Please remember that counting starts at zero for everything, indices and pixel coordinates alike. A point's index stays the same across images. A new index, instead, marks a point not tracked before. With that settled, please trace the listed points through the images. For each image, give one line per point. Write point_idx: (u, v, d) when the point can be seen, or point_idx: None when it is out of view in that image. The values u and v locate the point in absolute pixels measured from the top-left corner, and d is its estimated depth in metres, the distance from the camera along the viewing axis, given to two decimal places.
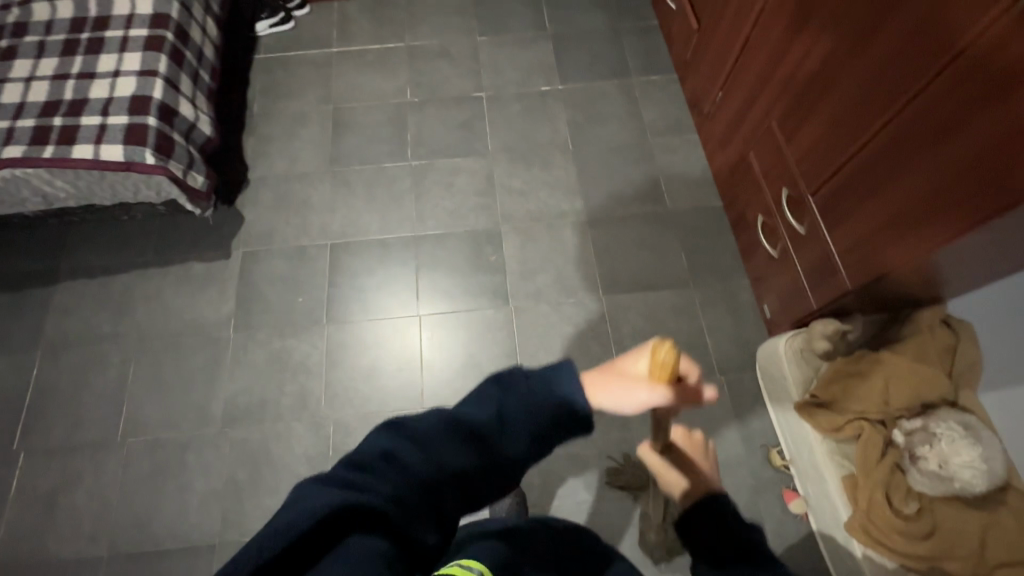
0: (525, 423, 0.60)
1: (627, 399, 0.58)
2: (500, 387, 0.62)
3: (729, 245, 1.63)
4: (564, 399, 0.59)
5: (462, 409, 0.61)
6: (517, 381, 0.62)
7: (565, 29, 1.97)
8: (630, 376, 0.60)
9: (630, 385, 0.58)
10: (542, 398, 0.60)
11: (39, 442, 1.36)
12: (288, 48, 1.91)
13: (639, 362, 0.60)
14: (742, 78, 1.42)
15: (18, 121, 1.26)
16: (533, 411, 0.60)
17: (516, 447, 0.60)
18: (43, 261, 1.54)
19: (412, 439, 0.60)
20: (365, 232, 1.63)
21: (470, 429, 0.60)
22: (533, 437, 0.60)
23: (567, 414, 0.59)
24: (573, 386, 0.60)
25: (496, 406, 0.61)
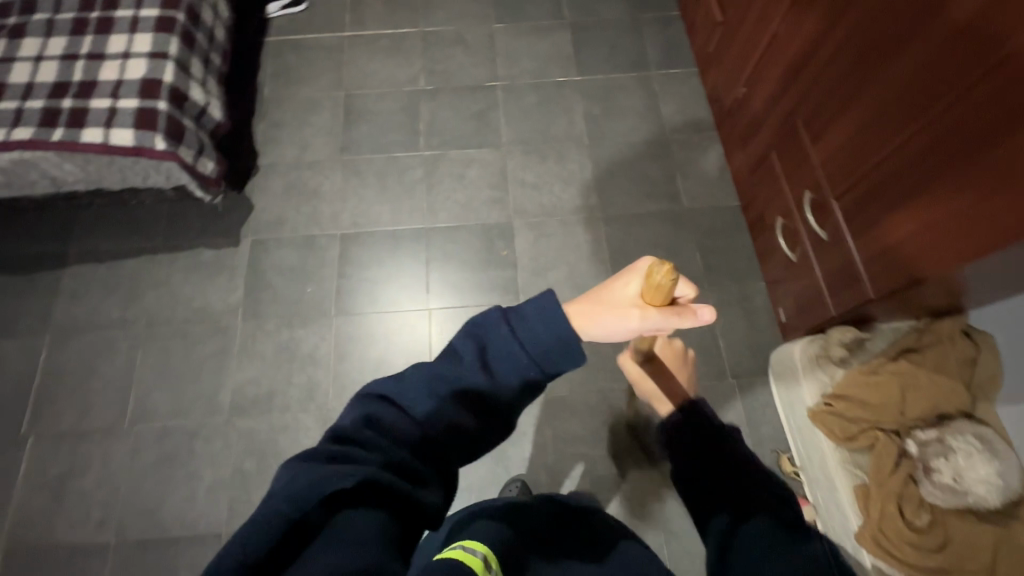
0: (513, 365, 0.59)
1: (611, 323, 0.65)
2: (478, 335, 0.60)
3: (746, 246, 1.60)
4: (550, 336, 0.58)
5: (445, 367, 0.59)
6: (497, 326, 0.60)
7: (583, 18, 1.92)
8: (618, 301, 0.65)
9: (617, 310, 0.65)
10: (525, 340, 0.58)
11: (48, 426, 1.36)
12: (300, 31, 1.87)
13: (629, 287, 0.65)
14: (767, 75, 1.38)
15: (26, 102, 1.23)
16: (519, 353, 0.58)
17: (506, 390, 0.59)
18: (51, 244, 1.52)
19: (394, 403, 0.58)
20: (376, 223, 1.60)
21: (456, 387, 0.58)
22: (525, 379, 0.59)
23: (558, 350, 0.58)
24: (553, 317, 0.58)
25: (479, 355, 0.59)
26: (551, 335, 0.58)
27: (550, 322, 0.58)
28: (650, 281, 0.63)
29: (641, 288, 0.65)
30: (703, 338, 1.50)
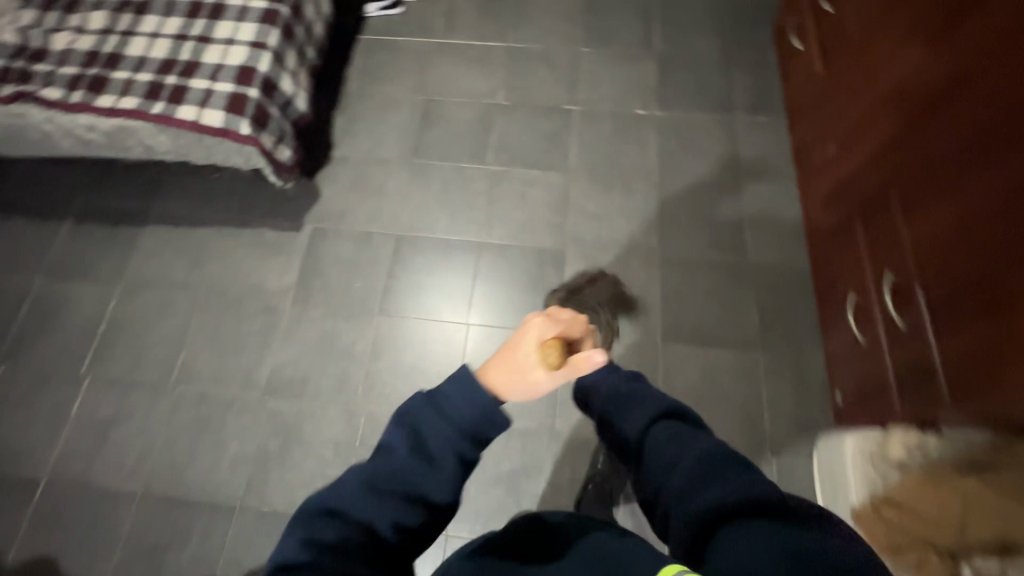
0: (447, 446, 0.61)
1: (524, 389, 0.63)
2: (408, 423, 0.62)
3: (809, 315, 1.49)
4: (471, 407, 0.61)
5: (381, 465, 0.60)
6: (424, 413, 0.62)
7: (674, 52, 1.86)
8: (524, 365, 0.62)
9: (527, 376, 0.62)
10: (451, 417, 0.61)
11: (104, 372, 1.46)
12: (393, 32, 1.92)
13: (531, 347, 0.62)
14: (863, 141, 1.28)
15: (137, 74, 1.33)
16: (451, 432, 0.61)
17: (447, 471, 0.61)
18: (137, 203, 1.64)
19: (334, 516, 0.56)
20: (432, 229, 1.62)
21: (395, 478, 0.59)
22: (461, 454, 0.62)
23: (482, 420, 0.62)
24: (473, 391, 0.61)
25: (413, 443, 0.61)
26: (475, 407, 0.61)
27: (473, 396, 0.61)
28: (548, 345, 0.62)
29: (542, 346, 0.62)
30: (746, 405, 1.41)
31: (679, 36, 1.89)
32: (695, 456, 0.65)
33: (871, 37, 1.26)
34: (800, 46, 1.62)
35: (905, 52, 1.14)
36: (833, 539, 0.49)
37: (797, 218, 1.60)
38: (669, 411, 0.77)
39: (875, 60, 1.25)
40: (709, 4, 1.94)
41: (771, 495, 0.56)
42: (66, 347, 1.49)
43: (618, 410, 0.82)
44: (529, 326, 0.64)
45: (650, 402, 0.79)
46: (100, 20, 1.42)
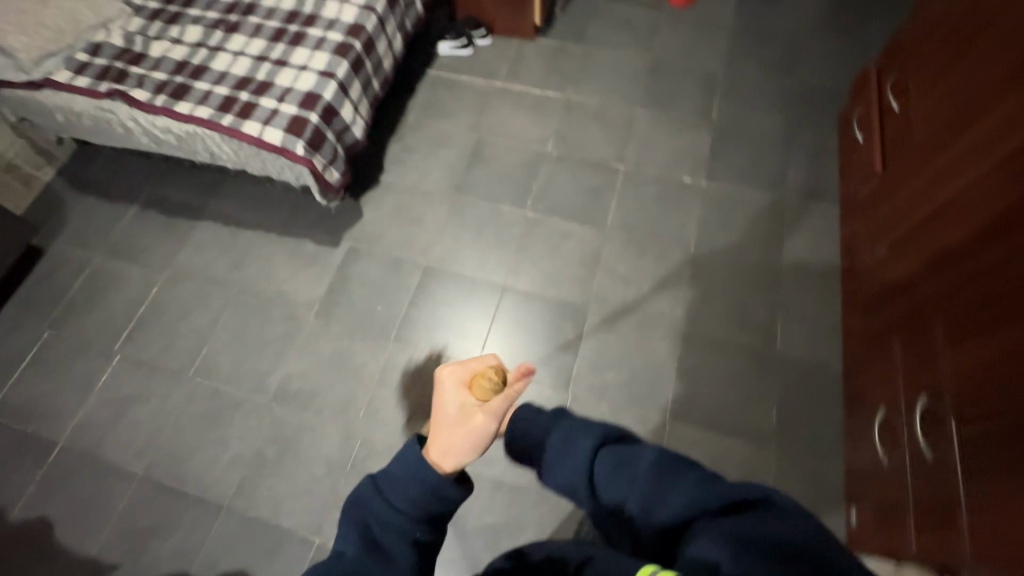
0: (398, 533, 0.65)
1: (472, 438, 0.69)
2: (359, 521, 0.66)
3: (835, 421, 1.40)
4: (416, 488, 0.66)
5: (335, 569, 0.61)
6: (372, 505, 0.67)
7: (731, 125, 1.85)
8: (460, 413, 0.70)
9: (470, 423, 0.69)
10: (399, 505, 0.66)
11: (135, 352, 1.55)
12: (459, 71, 2.01)
13: (459, 399, 0.71)
14: (914, 251, 1.22)
15: (216, 87, 1.45)
16: (398, 518, 0.65)
17: (403, 559, 0.63)
18: (197, 199, 1.77)
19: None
20: (461, 266, 1.65)
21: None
22: (415, 538, 0.65)
23: (430, 499, 0.66)
24: (417, 471, 0.66)
25: (364, 540, 0.64)
26: (421, 487, 0.66)
27: (416, 478, 0.66)
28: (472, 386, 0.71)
29: (467, 393, 0.72)
30: None
31: (739, 110, 1.88)
32: (643, 472, 0.65)
33: (936, 146, 1.21)
34: (862, 138, 1.57)
35: (971, 168, 1.08)
36: (775, 515, 0.52)
37: (836, 315, 1.52)
38: (609, 437, 0.73)
39: (936, 171, 1.20)
40: (775, 83, 1.92)
41: (717, 487, 0.58)
42: (107, 322, 1.60)
43: (561, 454, 0.74)
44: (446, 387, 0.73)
45: (586, 433, 0.74)
46: (195, 34, 1.56)
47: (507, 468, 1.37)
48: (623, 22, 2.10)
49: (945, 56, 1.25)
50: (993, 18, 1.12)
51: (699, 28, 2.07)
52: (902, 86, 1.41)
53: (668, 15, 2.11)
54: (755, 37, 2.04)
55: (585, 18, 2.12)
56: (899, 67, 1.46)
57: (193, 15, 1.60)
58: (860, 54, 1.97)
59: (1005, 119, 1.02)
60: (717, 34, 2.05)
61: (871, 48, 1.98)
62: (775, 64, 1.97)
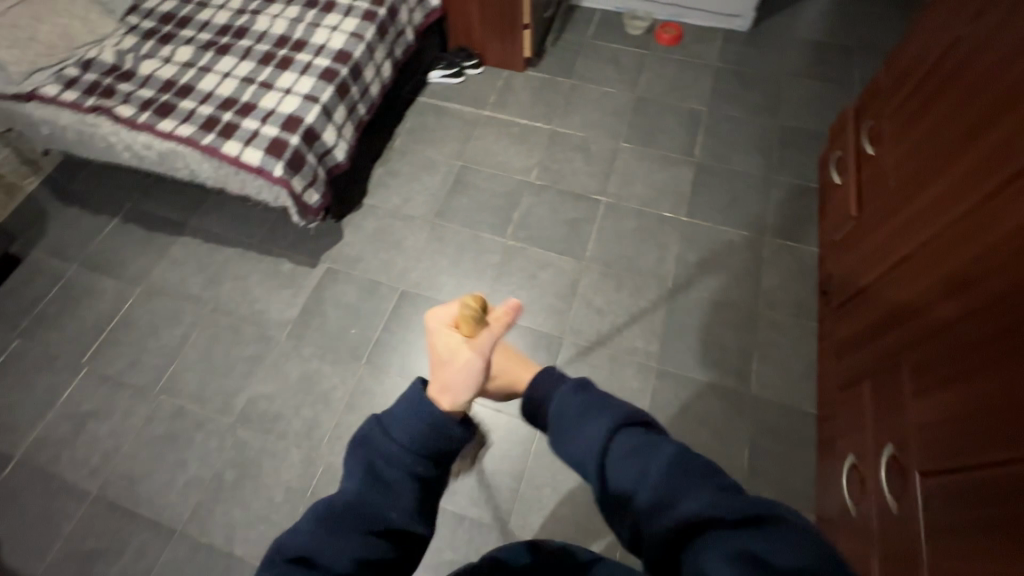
0: (400, 467, 0.63)
1: (466, 375, 0.64)
2: (364, 456, 0.64)
3: (808, 465, 1.37)
4: (417, 424, 0.64)
5: (338, 503, 0.61)
6: (375, 439, 0.65)
7: (713, 162, 1.87)
8: (448, 353, 0.65)
9: (459, 362, 0.64)
10: (402, 440, 0.64)
11: (101, 367, 1.53)
12: (448, 99, 2.04)
13: (444, 338, 0.66)
14: (885, 297, 1.21)
15: (200, 107, 1.47)
16: (400, 452, 0.64)
17: (404, 495, 0.62)
18: (179, 214, 1.78)
19: (298, 560, 0.56)
20: (439, 291, 1.64)
21: (353, 512, 0.60)
22: (415, 474, 0.64)
23: (430, 436, 0.64)
24: (420, 408, 0.64)
25: (366, 474, 0.63)
26: (421, 425, 0.63)
27: (417, 415, 0.64)
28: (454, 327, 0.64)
29: (454, 330, 0.66)
30: None
31: (721, 148, 1.91)
32: (661, 468, 0.58)
33: (909, 192, 1.22)
34: (839, 181, 1.59)
35: (940, 216, 1.08)
36: (793, 541, 0.49)
37: (812, 355, 1.51)
38: (629, 416, 0.64)
39: (908, 216, 1.20)
40: (757, 123, 1.96)
41: (738, 500, 0.53)
42: (76, 336, 1.58)
43: (570, 423, 0.66)
44: (435, 325, 0.67)
45: (603, 408, 0.65)
46: (186, 54, 1.59)
47: (470, 501, 1.34)
48: (611, 58, 2.15)
49: (918, 104, 1.27)
50: (963, 70, 1.14)
51: (685, 67, 2.12)
52: (878, 131, 1.43)
53: (655, 53, 2.17)
54: (739, 77, 2.09)
55: (574, 53, 2.17)
56: (875, 113, 1.48)
57: (185, 35, 1.63)
58: (841, 98, 2.01)
59: (973, 168, 1.02)
60: (702, 73, 2.10)
61: (852, 92, 2.03)
62: (758, 104, 2.01)
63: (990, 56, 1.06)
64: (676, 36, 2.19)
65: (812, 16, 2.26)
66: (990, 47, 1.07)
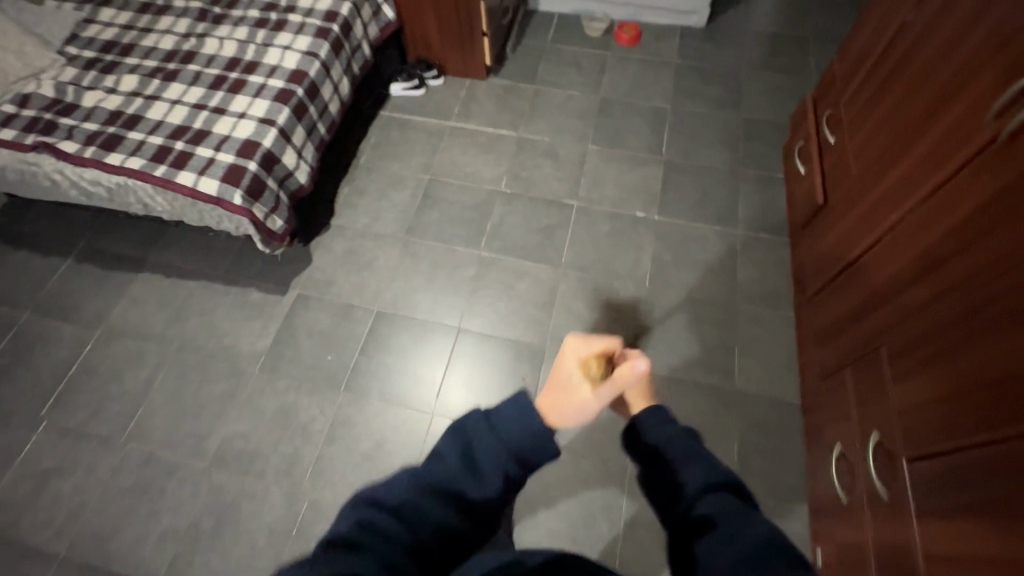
0: (496, 461, 0.64)
1: (578, 406, 0.68)
2: (463, 439, 0.66)
3: (799, 456, 1.38)
4: (525, 422, 0.65)
5: (434, 471, 0.63)
6: (479, 427, 0.66)
7: (682, 159, 1.88)
8: (569, 380, 0.69)
9: (578, 394, 0.68)
10: (506, 433, 0.65)
11: (61, 419, 1.45)
12: (411, 112, 2.01)
13: (572, 368, 0.70)
14: (859, 284, 1.22)
15: (150, 137, 1.40)
16: (502, 447, 0.64)
17: (491, 487, 0.63)
18: (137, 251, 1.71)
19: (386, 509, 0.59)
20: (416, 310, 1.60)
21: (445, 484, 0.62)
22: (507, 474, 0.64)
23: (532, 441, 0.65)
24: (531, 413, 0.65)
25: (464, 455, 0.64)
26: (528, 424, 0.64)
27: (525, 418, 0.65)
28: (587, 363, 0.70)
29: (582, 363, 0.71)
30: None
31: (688, 144, 1.91)
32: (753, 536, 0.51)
33: (872, 178, 1.23)
34: (803, 169, 1.60)
35: (905, 200, 1.09)
36: None
37: (792, 344, 1.52)
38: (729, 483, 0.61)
39: (873, 201, 1.21)
40: (721, 117, 1.98)
41: None
42: (31, 388, 1.49)
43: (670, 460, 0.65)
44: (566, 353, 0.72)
45: (707, 461, 0.64)
46: (131, 83, 1.52)
47: None
48: (573, 61, 2.15)
49: (873, 90, 1.29)
50: (913, 55, 1.16)
51: (646, 66, 2.13)
52: (836, 119, 1.45)
53: (616, 53, 2.17)
54: (700, 73, 2.11)
55: (535, 58, 2.16)
56: (832, 101, 1.50)
57: (130, 64, 1.56)
58: (800, 88, 2.04)
59: (932, 151, 1.03)
60: (664, 71, 2.11)
61: (810, 81, 2.06)
62: (720, 99, 2.03)
63: (938, 40, 1.08)
64: (635, 36, 2.19)
65: (765, 9, 2.30)
66: (937, 30, 1.09)
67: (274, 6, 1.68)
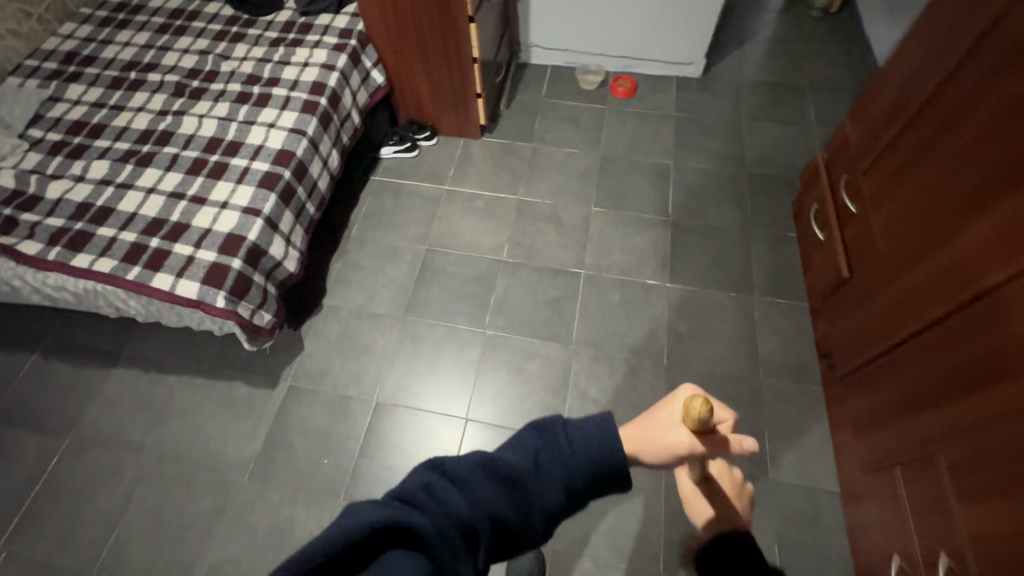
0: (567, 471, 0.57)
1: (659, 446, 0.60)
2: (538, 436, 0.60)
3: (842, 554, 1.28)
4: (602, 434, 0.59)
5: (505, 452, 0.58)
6: (555, 427, 0.60)
7: (688, 219, 1.81)
8: (667, 422, 0.60)
9: (671, 438, 0.59)
10: (583, 443, 0.59)
11: (25, 549, 1.29)
12: (404, 176, 1.91)
13: (677, 410, 0.60)
14: (899, 374, 1.13)
15: (122, 233, 1.27)
16: (574, 460, 0.58)
17: (552, 494, 0.56)
18: (110, 342, 1.57)
19: (453, 478, 0.54)
20: (419, 400, 1.48)
21: (511, 472, 0.56)
22: (570, 487, 0.57)
23: (606, 458, 0.58)
24: (611, 431, 0.59)
25: (536, 453, 0.58)
26: (606, 447, 0.58)
27: (606, 435, 0.59)
28: (692, 408, 0.57)
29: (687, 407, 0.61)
30: None
31: (695, 203, 1.85)
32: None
33: (907, 260, 1.15)
34: (822, 235, 1.53)
35: (951, 293, 1.01)
36: None
37: (823, 423, 1.43)
38: None
39: (909, 286, 1.13)
40: (724, 172, 1.92)
41: None
42: None
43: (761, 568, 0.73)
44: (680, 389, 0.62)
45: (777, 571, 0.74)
46: (102, 169, 1.40)
47: None
48: (570, 116, 2.09)
49: (897, 165, 1.23)
50: (944, 133, 1.09)
51: (644, 120, 2.08)
52: (855, 188, 1.39)
53: (612, 107, 2.12)
54: (700, 126, 2.05)
55: (530, 114, 2.09)
56: (849, 167, 1.44)
57: (100, 147, 1.45)
58: (804, 139, 2.00)
59: (978, 244, 0.96)
60: (662, 125, 2.06)
61: (812, 131, 2.02)
62: (722, 152, 1.97)
63: (976, 122, 1.01)
64: (631, 89, 2.15)
65: (758, 56, 2.27)
66: (974, 111, 1.03)
67: (257, 79, 1.58)
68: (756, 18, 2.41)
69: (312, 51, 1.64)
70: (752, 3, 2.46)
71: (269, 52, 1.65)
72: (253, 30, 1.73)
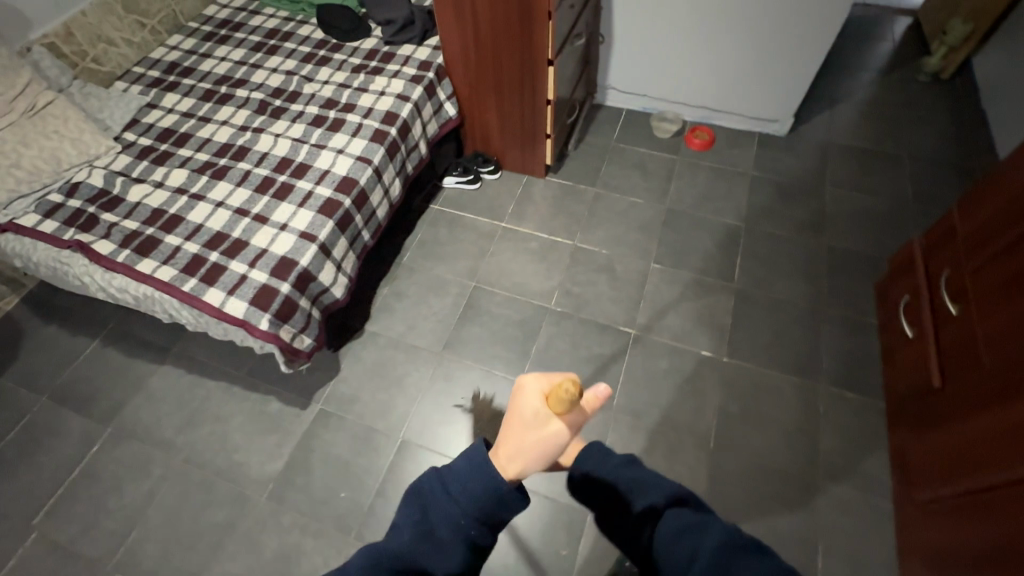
0: (455, 529, 0.66)
1: (539, 454, 0.66)
2: (416, 511, 0.68)
3: None
4: (480, 487, 0.67)
5: (387, 546, 0.65)
6: (433, 492, 0.69)
7: (753, 288, 1.68)
8: (527, 428, 0.66)
9: (538, 443, 0.66)
10: (460, 495, 0.67)
11: (53, 531, 1.34)
12: (462, 207, 1.90)
13: (530, 414, 0.65)
14: (986, 524, 0.97)
15: (186, 244, 1.32)
16: (458, 515, 0.67)
17: (451, 555, 0.65)
18: (164, 339, 1.63)
19: None
20: (444, 444, 1.43)
21: (400, 562, 0.63)
22: (468, 537, 0.66)
23: (492, 504, 0.67)
24: (482, 470, 0.67)
25: (421, 525, 0.67)
26: (484, 489, 0.67)
27: (475, 478, 0.67)
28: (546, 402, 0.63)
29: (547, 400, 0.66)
30: None
31: (763, 271, 1.71)
32: (714, 542, 0.61)
33: (1008, 389, 1.00)
34: (911, 332, 1.37)
35: None
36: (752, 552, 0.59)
37: (887, 548, 1.26)
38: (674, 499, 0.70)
39: (1008, 423, 0.98)
40: (801, 241, 1.77)
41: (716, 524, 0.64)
42: (31, 488, 1.40)
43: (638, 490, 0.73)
44: (525, 384, 0.66)
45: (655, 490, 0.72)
46: (180, 177, 1.47)
47: None
48: (639, 164, 2.01)
49: (1007, 276, 1.08)
50: None
51: (718, 176, 1.97)
52: (958, 287, 1.23)
53: (685, 158, 2.02)
54: (778, 189, 1.92)
55: (598, 158, 2.04)
56: (952, 263, 1.28)
57: (182, 155, 1.52)
58: (896, 216, 1.82)
59: None
60: (736, 183, 1.94)
61: (906, 207, 1.84)
62: (800, 220, 1.83)
63: None
64: (708, 141, 2.05)
65: (853, 118, 2.11)
66: None
67: (334, 104, 1.62)
68: (854, 76, 2.25)
69: (390, 81, 1.66)
70: (851, 60, 2.31)
71: (350, 78, 1.70)
72: (339, 54, 1.78)
